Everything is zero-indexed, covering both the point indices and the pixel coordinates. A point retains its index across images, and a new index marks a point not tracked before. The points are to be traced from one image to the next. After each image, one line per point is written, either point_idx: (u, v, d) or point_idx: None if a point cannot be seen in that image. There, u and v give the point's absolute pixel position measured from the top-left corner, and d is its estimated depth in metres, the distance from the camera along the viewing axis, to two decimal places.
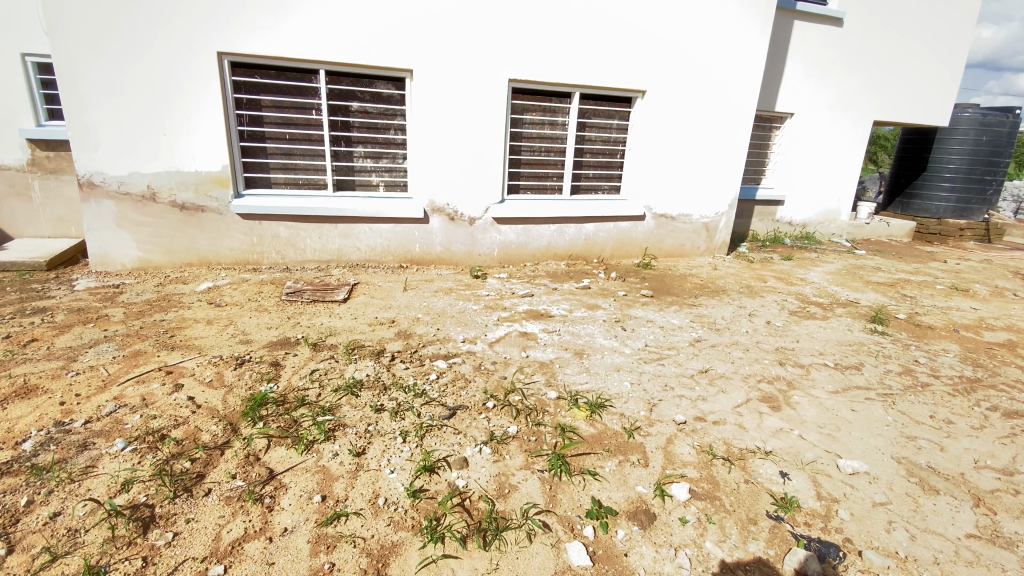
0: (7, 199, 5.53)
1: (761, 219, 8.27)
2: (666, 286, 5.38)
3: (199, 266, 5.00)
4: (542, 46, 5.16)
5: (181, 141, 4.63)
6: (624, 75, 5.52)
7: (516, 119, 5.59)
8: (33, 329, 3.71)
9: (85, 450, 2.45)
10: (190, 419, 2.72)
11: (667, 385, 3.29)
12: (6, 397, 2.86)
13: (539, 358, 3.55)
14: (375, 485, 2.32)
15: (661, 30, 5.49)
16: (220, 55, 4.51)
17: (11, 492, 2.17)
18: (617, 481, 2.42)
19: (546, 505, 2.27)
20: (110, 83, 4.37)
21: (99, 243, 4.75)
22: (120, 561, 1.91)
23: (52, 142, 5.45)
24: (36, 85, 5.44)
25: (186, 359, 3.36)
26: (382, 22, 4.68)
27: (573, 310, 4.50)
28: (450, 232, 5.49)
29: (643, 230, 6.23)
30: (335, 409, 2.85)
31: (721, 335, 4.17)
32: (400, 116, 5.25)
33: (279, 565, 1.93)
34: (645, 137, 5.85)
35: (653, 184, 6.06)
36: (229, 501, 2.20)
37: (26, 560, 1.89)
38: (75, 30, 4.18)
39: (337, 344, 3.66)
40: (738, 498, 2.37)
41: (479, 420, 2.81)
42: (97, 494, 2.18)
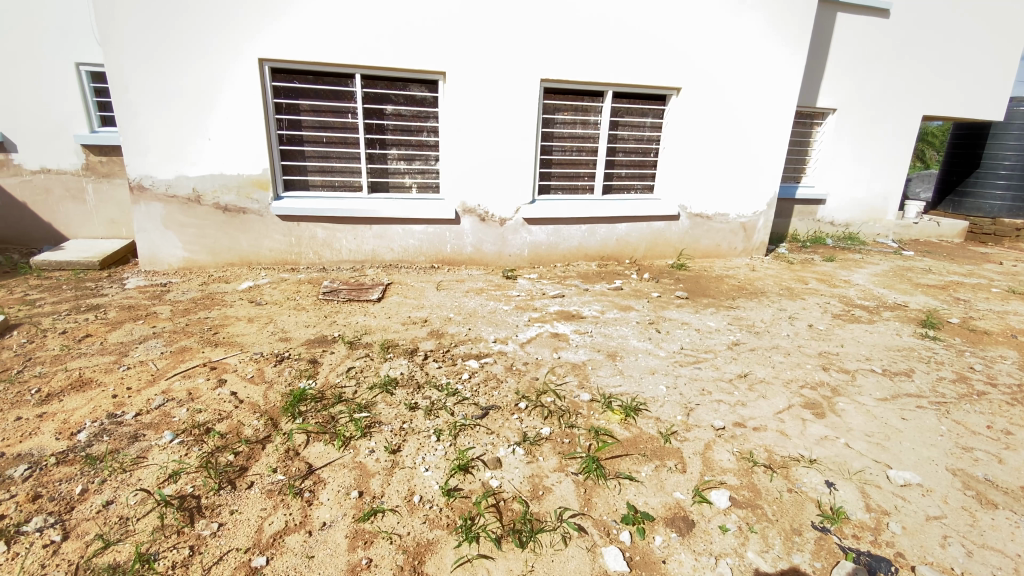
0: (64, 202, 5.86)
1: (801, 219, 8.00)
2: (702, 288, 5.27)
3: (241, 266, 5.17)
4: (572, 47, 5.11)
5: (223, 145, 4.79)
6: (658, 73, 5.42)
7: (547, 119, 5.54)
8: (87, 325, 3.91)
9: (135, 441, 2.56)
10: (232, 413, 2.80)
11: (704, 389, 3.20)
12: (63, 390, 3.02)
13: (571, 359, 3.52)
14: (410, 483, 2.34)
15: (679, 39, 5.36)
16: (262, 62, 4.66)
17: (68, 480, 2.29)
18: (654, 487, 2.37)
19: (581, 508, 2.24)
20: (142, 88, 4.53)
21: (149, 244, 4.97)
22: (169, 549, 1.98)
23: (105, 148, 5.76)
24: (90, 92, 5.71)
25: (228, 355, 3.48)
26: (414, 24, 4.73)
27: (605, 311, 4.45)
28: (481, 232, 5.51)
29: (677, 230, 6.10)
30: (371, 407, 2.89)
31: (761, 338, 4.04)
32: (433, 118, 5.29)
33: (319, 559, 1.96)
34: (679, 135, 5.73)
35: (687, 182, 5.92)
36: (271, 494, 2.26)
37: (80, 546, 1.98)
38: (128, 41, 4.38)
39: (372, 342, 3.72)
40: (781, 507, 2.28)
41: (512, 421, 2.80)
42: (147, 484, 2.28)
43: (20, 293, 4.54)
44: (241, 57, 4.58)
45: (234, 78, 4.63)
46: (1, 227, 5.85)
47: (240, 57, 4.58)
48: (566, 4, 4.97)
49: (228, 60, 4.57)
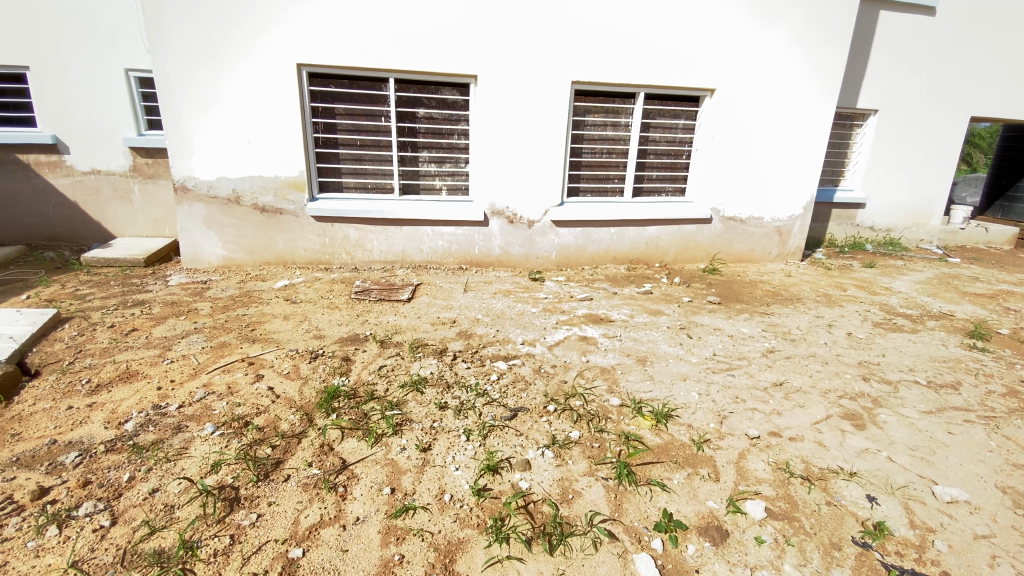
0: (113, 202, 6.16)
1: (839, 224, 7.75)
2: (735, 293, 5.16)
3: (277, 264, 5.32)
4: (604, 50, 5.09)
5: (262, 147, 4.94)
6: (691, 75, 5.34)
7: (577, 121, 5.50)
8: (134, 319, 4.09)
9: (179, 432, 2.66)
10: (270, 407, 2.89)
11: (737, 397, 3.12)
12: (112, 381, 3.17)
13: (600, 363, 3.49)
14: (440, 481, 2.36)
15: (714, 39, 5.26)
16: (299, 66, 4.79)
17: (116, 468, 2.40)
18: (686, 495, 2.33)
19: (611, 513, 2.22)
20: (180, 93, 4.70)
21: (190, 243, 5.16)
22: (211, 537, 2.05)
23: (151, 150, 6.02)
24: (138, 97, 5.96)
25: (265, 351, 3.58)
26: (447, 26, 4.78)
27: (634, 315, 4.40)
28: (509, 234, 5.53)
29: (710, 234, 5.98)
30: (402, 405, 2.94)
31: (797, 346, 3.93)
32: (464, 121, 5.33)
33: (352, 552, 2.00)
34: (712, 137, 5.63)
35: (720, 185, 5.81)
36: (306, 487, 2.32)
37: (128, 531, 2.07)
38: (176, 47, 4.57)
39: (402, 341, 3.77)
40: (819, 520, 2.22)
41: (540, 423, 2.79)
42: (190, 474, 2.36)
43: (72, 288, 4.79)
44: (263, 57, 4.69)
45: (258, 78, 4.74)
46: (53, 225, 6.15)
47: (278, 61, 4.71)
48: (599, 7, 4.95)
49: (256, 63, 4.70)
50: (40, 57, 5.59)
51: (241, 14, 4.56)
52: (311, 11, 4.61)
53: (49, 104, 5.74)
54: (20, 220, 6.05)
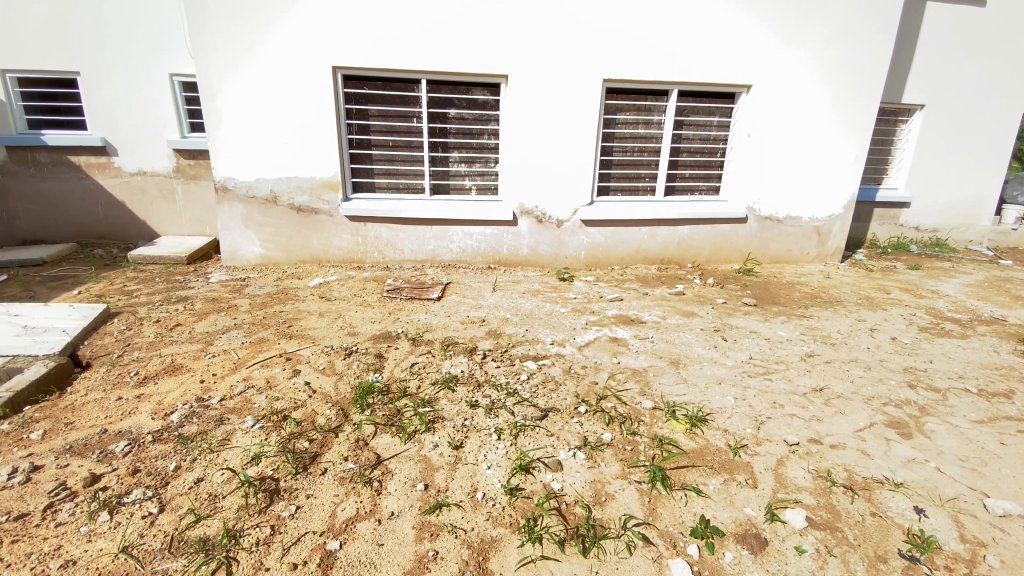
0: (157, 202, 6.43)
1: (881, 224, 7.46)
2: (771, 295, 5.02)
3: (312, 263, 5.45)
4: (635, 47, 5.02)
5: (298, 148, 5.06)
6: (726, 71, 5.22)
7: (609, 119, 5.45)
8: (178, 315, 4.25)
9: (221, 424, 2.76)
10: (307, 402, 2.96)
11: (775, 402, 3.04)
12: (158, 374, 3.31)
13: (631, 365, 3.44)
14: (473, 479, 2.38)
15: (750, 34, 5.13)
16: (334, 69, 4.89)
17: (163, 457, 2.51)
18: (723, 501, 2.28)
19: (646, 517, 2.19)
20: (221, 97, 4.86)
21: (230, 242, 5.33)
22: (253, 527, 2.11)
23: (193, 151, 6.25)
24: (181, 101, 6.20)
25: (302, 347, 3.67)
26: (477, 26, 4.80)
27: (666, 316, 4.33)
28: (538, 234, 5.52)
29: (744, 233, 5.84)
30: (434, 402, 2.97)
31: (837, 350, 3.79)
32: (494, 121, 5.36)
33: (387, 547, 2.03)
34: (748, 134, 5.49)
35: (756, 184, 5.67)
36: (343, 481, 2.37)
37: (175, 519, 2.15)
38: (218, 52, 4.72)
39: (433, 340, 3.81)
40: (863, 532, 2.14)
41: (572, 424, 2.77)
42: (232, 465, 2.45)
43: (120, 284, 5.02)
44: (300, 60, 4.80)
45: (295, 80, 4.86)
46: (102, 224, 6.44)
47: (315, 64, 4.82)
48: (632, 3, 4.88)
49: (294, 66, 4.81)
50: (91, 64, 5.87)
51: (280, 19, 4.68)
52: (347, 14, 4.70)
53: (98, 108, 6.01)
54: (72, 219, 6.36)
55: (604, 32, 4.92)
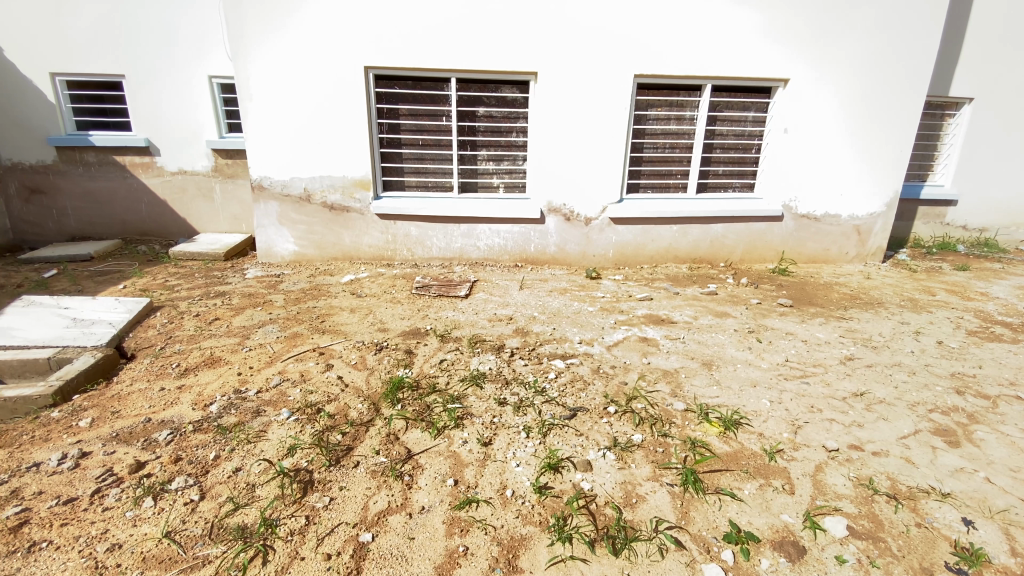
0: (197, 200, 6.66)
1: (925, 223, 7.13)
2: (807, 295, 4.87)
3: (344, 260, 5.56)
4: (667, 43, 4.93)
5: (331, 147, 5.16)
6: (762, 64, 5.08)
7: (639, 115, 5.36)
8: (216, 309, 4.40)
9: (258, 415, 2.84)
10: (339, 396, 3.03)
11: (813, 406, 2.94)
12: (198, 366, 3.44)
13: (662, 365, 3.38)
14: (502, 477, 2.38)
15: (788, 26, 4.98)
16: (367, 68, 4.96)
17: (204, 446, 2.60)
18: (758, 506, 2.22)
19: (678, 521, 2.15)
20: (258, 98, 4.98)
21: (266, 239, 5.47)
22: (289, 516, 2.17)
23: (231, 151, 6.45)
24: (219, 102, 6.39)
25: (334, 342, 3.75)
26: (506, 21, 4.79)
27: (698, 316, 4.24)
28: (565, 232, 5.49)
29: (780, 232, 5.67)
30: (463, 399, 2.99)
31: (879, 354, 3.65)
32: (523, 119, 5.35)
33: (418, 541, 2.06)
34: (785, 130, 5.32)
35: (792, 182, 5.50)
36: (374, 474, 2.41)
37: (215, 506, 2.23)
38: (256, 54, 4.85)
39: (461, 337, 3.83)
40: (908, 542, 2.05)
41: (601, 424, 2.75)
42: (269, 456, 2.52)
43: (162, 279, 5.22)
44: (334, 60, 4.88)
45: (329, 81, 4.95)
46: (145, 221, 6.71)
47: (348, 64, 4.90)
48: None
49: (328, 66, 4.90)
50: (137, 67, 6.11)
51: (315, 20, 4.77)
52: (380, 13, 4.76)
53: (143, 110, 6.26)
54: (118, 216, 6.64)
55: (590, 31, 4.83)
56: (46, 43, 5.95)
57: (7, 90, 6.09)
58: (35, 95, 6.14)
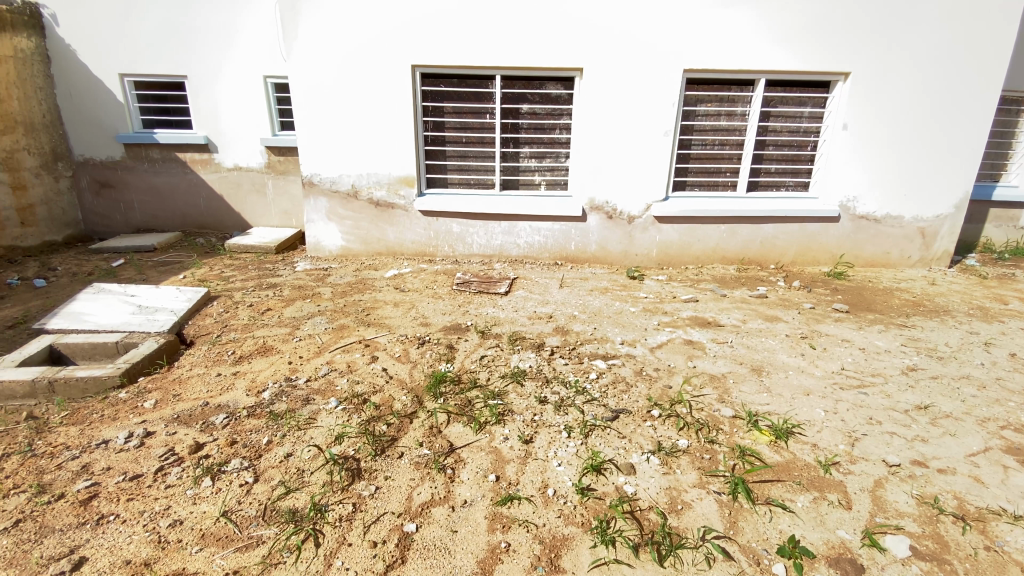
0: (251, 196, 6.95)
1: (997, 225, 6.63)
2: (865, 301, 4.63)
3: (387, 255, 5.67)
4: (719, 37, 4.78)
5: (378, 145, 5.27)
6: (819, 57, 4.85)
7: (688, 111, 5.21)
8: (268, 300, 4.58)
9: (307, 403, 2.95)
10: (384, 387, 3.10)
11: (871, 418, 2.79)
12: (252, 354, 3.59)
13: (708, 370, 3.29)
14: (543, 475, 2.38)
15: (851, 18, 4.74)
16: (414, 67, 5.04)
17: (257, 431, 2.71)
18: (812, 520, 2.13)
19: (726, 530, 2.09)
20: (308, 96, 5.14)
21: (314, 234, 5.66)
22: (337, 502, 2.25)
23: (283, 148, 6.70)
24: (273, 101, 6.64)
25: (379, 335, 3.84)
26: (551, 16, 4.76)
27: (747, 320, 4.10)
28: (607, 230, 5.42)
29: (836, 233, 5.41)
30: (504, 395, 3.00)
31: (945, 365, 3.43)
32: (567, 116, 5.30)
33: (461, 534, 2.09)
34: (844, 126, 5.05)
35: (851, 181, 5.23)
36: (418, 466, 2.45)
37: (268, 489, 2.33)
38: (309, 54, 5.00)
39: (501, 333, 3.85)
40: (976, 567, 1.92)
41: (644, 428, 2.70)
42: (318, 443, 2.61)
43: (218, 270, 5.48)
44: (383, 60, 4.98)
45: (377, 80, 5.05)
46: (203, 215, 7.06)
47: (396, 64, 4.99)
48: None
49: (377, 66, 5.01)
50: (199, 68, 6.43)
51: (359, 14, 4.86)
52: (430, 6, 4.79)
53: (204, 110, 6.58)
54: (179, 210, 7.01)
55: (629, 27, 4.75)
56: (117, 46, 6.34)
57: (80, 90, 6.52)
58: (105, 94, 6.54)
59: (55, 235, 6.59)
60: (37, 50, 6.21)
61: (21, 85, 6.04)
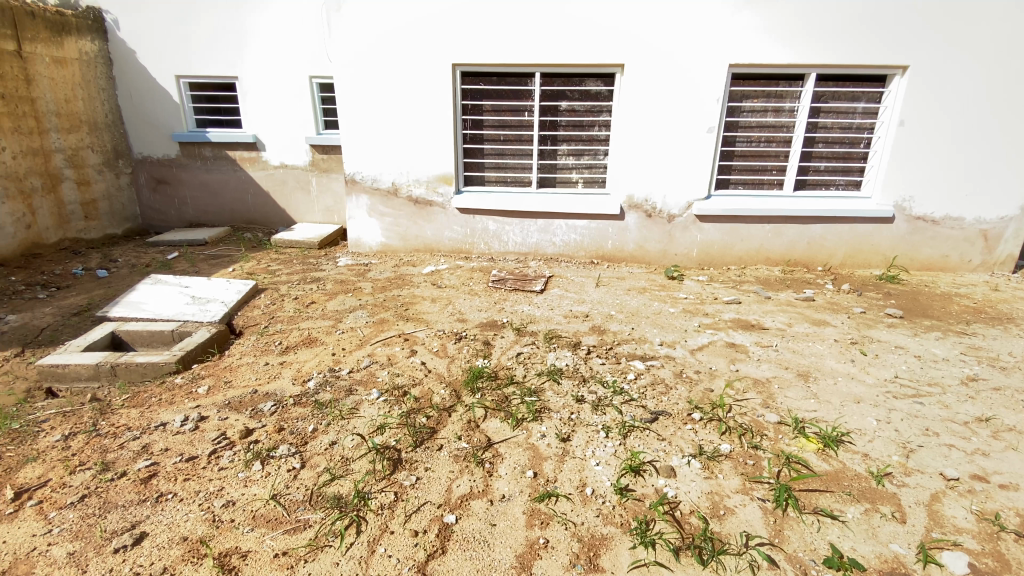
0: (296, 192, 7.20)
1: None
2: (920, 306, 4.40)
3: (425, 251, 5.76)
4: (766, 31, 4.63)
5: (418, 143, 5.36)
6: (875, 50, 4.63)
7: (733, 107, 5.06)
8: (312, 294, 4.74)
9: (350, 394, 3.05)
10: (423, 380, 3.17)
11: (927, 429, 2.66)
12: (297, 345, 3.73)
13: (752, 374, 3.20)
14: (582, 474, 2.38)
15: (911, 8, 4.51)
16: (455, 66, 5.09)
17: (303, 419, 2.82)
18: (863, 533, 2.05)
19: (770, 538, 2.05)
20: (350, 95, 5.27)
21: (355, 230, 5.80)
22: (379, 491, 2.31)
23: (327, 147, 6.90)
24: (318, 100, 6.84)
25: (418, 329, 3.91)
26: (583, 17, 4.75)
27: (793, 324, 3.97)
28: (646, 228, 5.34)
29: (889, 235, 5.16)
30: (540, 392, 3.01)
31: (1009, 375, 3.23)
32: (607, 113, 5.24)
33: (500, 528, 2.12)
34: (900, 122, 4.81)
35: (907, 179, 4.98)
36: (457, 458, 2.50)
37: (314, 475, 2.42)
38: (354, 54, 5.12)
39: (537, 331, 3.85)
40: None
41: (685, 431, 2.65)
42: (361, 432, 2.69)
43: (265, 264, 5.70)
44: (424, 58, 5.06)
45: (419, 79, 5.13)
46: (251, 211, 7.35)
47: (437, 63, 5.06)
48: None
49: (419, 64, 5.08)
50: (249, 68, 6.69)
51: (367, 10, 4.97)
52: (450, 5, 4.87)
53: (253, 109, 6.85)
54: (228, 206, 7.33)
55: (672, 23, 4.67)
56: (174, 48, 6.65)
57: (139, 91, 6.88)
58: (161, 94, 6.87)
59: (115, 228, 7.01)
60: (100, 53, 6.61)
61: (85, 86, 6.47)
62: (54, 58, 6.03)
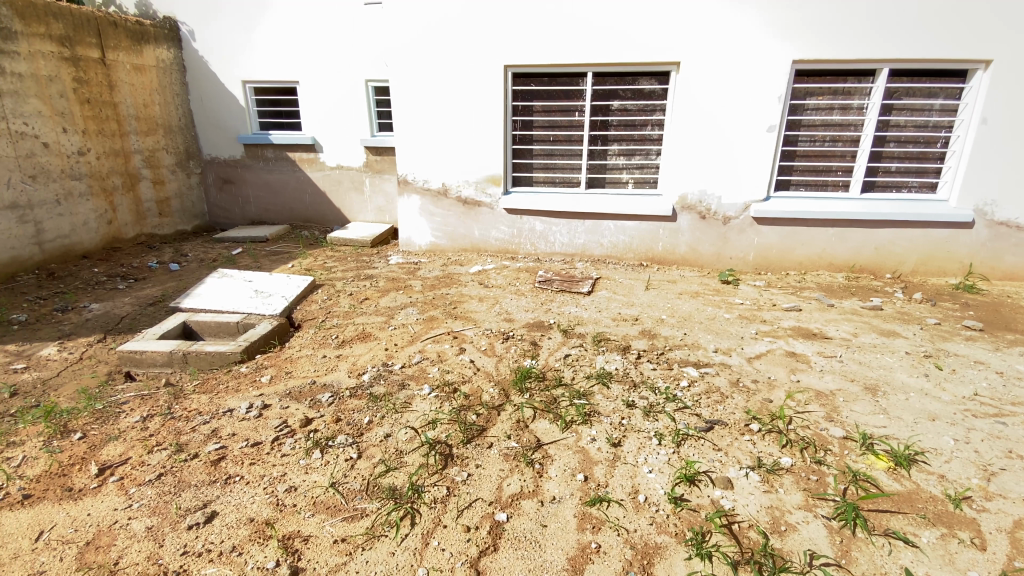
0: (350, 192, 7.46)
1: None
2: (1003, 319, 4.08)
3: (473, 251, 5.84)
4: (833, 24, 4.42)
5: (469, 144, 5.44)
6: (955, 43, 4.32)
7: (796, 105, 4.84)
8: (366, 290, 4.90)
9: (403, 388, 3.14)
10: (472, 378, 3.22)
11: (1012, 452, 2.47)
12: (352, 339, 3.87)
13: (814, 386, 3.06)
14: (633, 480, 2.36)
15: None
16: (507, 68, 5.14)
17: (359, 411, 2.93)
18: (939, 559, 1.93)
19: (837, 558, 1.96)
20: (405, 98, 5.41)
21: (407, 229, 5.95)
22: (432, 485, 2.37)
23: (381, 148, 7.12)
24: (373, 103, 7.07)
25: (466, 328, 3.98)
26: (637, 15, 4.68)
27: (858, 334, 3.77)
28: (699, 230, 5.20)
29: (968, 242, 4.81)
30: (590, 395, 3.00)
31: None
32: (661, 112, 5.13)
33: (551, 529, 2.13)
34: (981, 120, 4.48)
35: (989, 181, 4.63)
36: (507, 457, 2.53)
37: (370, 466, 2.51)
38: (409, 57, 5.25)
39: (585, 333, 3.84)
40: None
41: (742, 442, 2.57)
42: (414, 426, 2.77)
43: (321, 261, 5.95)
44: (477, 60, 5.13)
45: (471, 80, 5.21)
46: (308, 209, 7.67)
47: (489, 65, 5.12)
48: None
49: (472, 66, 5.16)
50: (310, 73, 6.98)
51: (415, 11, 5.09)
52: (498, 5, 4.92)
53: (313, 112, 7.15)
54: (288, 204, 7.68)
55: (731, 20, 4.54)
56: (241, 54, 7.03)
57: (209, 95, 7.32)
58: (228, 97, 7.28)
59: (185, 224, 7.50)
60: (175, 60, 7.09)
61: (162, 91, 6.95)
62: (134, 66, 6.52)
